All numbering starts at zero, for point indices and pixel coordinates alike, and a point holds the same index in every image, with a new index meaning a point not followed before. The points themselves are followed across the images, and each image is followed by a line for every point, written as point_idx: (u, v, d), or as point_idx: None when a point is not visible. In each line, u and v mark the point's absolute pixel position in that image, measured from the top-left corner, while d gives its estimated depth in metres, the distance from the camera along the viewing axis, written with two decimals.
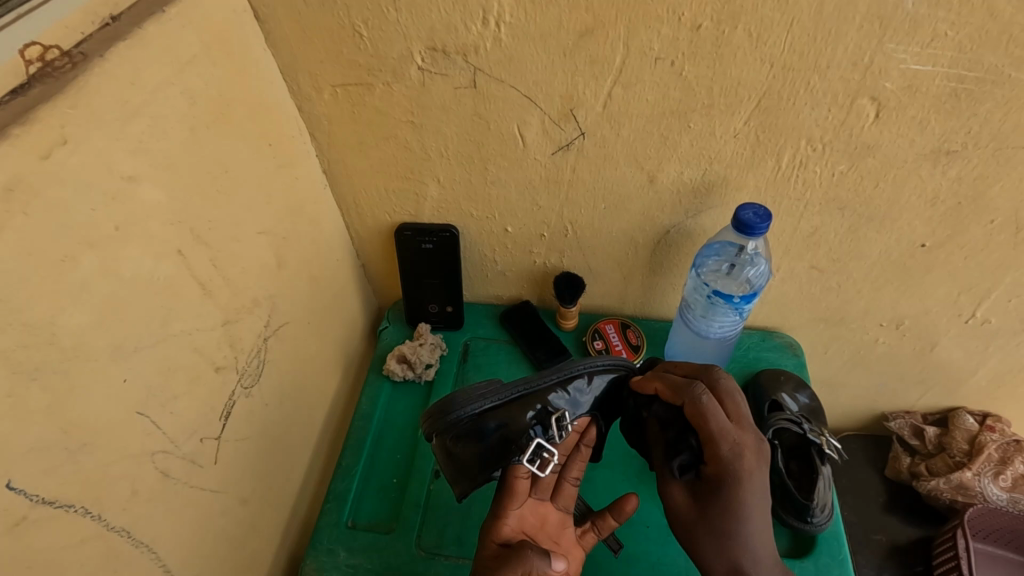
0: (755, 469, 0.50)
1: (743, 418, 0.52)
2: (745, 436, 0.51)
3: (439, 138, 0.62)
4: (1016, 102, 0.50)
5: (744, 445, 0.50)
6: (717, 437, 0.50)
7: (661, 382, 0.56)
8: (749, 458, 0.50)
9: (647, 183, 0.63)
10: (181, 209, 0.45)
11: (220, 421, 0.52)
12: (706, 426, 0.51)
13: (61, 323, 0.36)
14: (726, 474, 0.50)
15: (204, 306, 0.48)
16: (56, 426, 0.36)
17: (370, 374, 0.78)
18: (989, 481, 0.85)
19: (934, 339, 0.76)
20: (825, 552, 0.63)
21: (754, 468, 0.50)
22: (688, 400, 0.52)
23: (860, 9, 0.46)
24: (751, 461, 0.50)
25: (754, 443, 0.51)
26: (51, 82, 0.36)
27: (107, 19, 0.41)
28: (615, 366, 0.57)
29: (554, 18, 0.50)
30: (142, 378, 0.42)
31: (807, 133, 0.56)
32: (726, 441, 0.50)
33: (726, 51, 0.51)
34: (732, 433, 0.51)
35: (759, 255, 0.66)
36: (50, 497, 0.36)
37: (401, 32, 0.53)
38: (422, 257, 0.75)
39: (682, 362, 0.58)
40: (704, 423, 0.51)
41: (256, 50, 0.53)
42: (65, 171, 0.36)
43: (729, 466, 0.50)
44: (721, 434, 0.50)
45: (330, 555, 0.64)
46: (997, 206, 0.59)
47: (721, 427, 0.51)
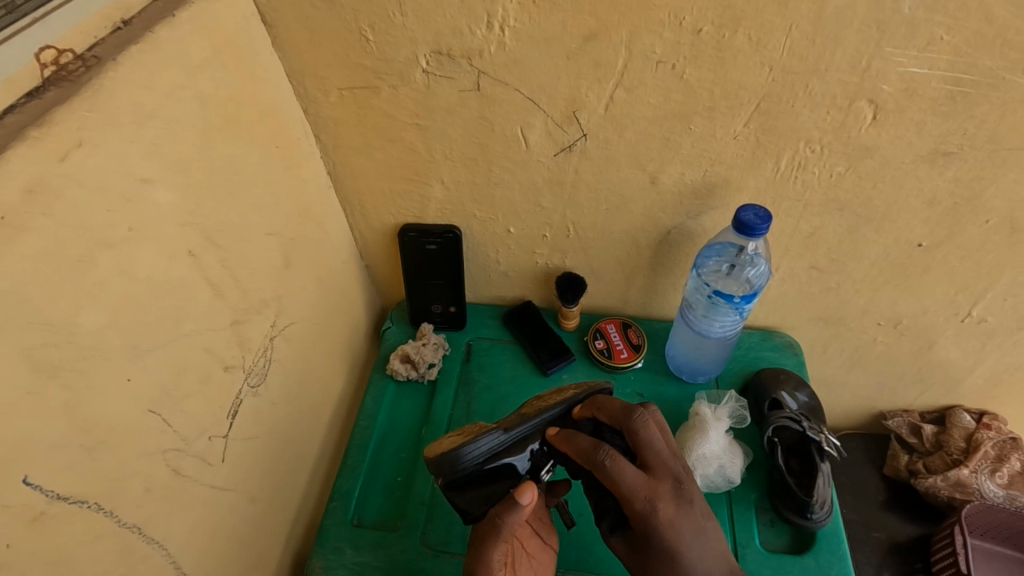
0: (675, 516, 0.50)
1: (653, 466, 0.52)
2: (657, 488, 0.51)
3: (444, 140, 0.63)
4: (1012, 105, 0.51)
5: (660, 495, 0.50)
6: (630, 496, 0.50)
7: (569, 443, 0.53)
8: (664, 508, 0.50)
9: (649, 184, 0.64)
10: (193, 210, 0.46)
11: (229, 420, 0.52)
12: (619, 485, 0.51)
13: (78, 323, 0.36)
14: (647, 527, 0.50)
15: (214, 306, 0.49)
16: (73, 424, 0.37)
17: (374, 374, 0.79)
18: (986, 479, 0.86)
19: (932, 338, 0.77)
20: (825, 548, 0.64)
21: (674, 517, 0.50)
22: (592, 466, 0.51)
23: (858, 13, 0.47)
24: (667, 509, 0.50)
25: (671, 487, 0.51)
26: (68, 85, 0.37)
27: (119, 23, 0.41)
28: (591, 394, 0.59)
29: (558, 22, 0.51)
30: (155, 376, 0.43)
31: (807, 135, 0.56)
32: (639, 496, 0.50)
33: (728, 54, 0.51)
34: (642, 489, 0.50)
35: (759, 255, 0.67)
36: (68, 493, 0.36)
37: (408, 36, 0.54)
38: (425, 258, 0.76)
39: (604, 404, 0.56)
40: (615, 486, 0.51)
41: (264, 54, 0.54)
42: (81, 173, 0.36)
43: (646, 520, 0.50)
44: (632, 492, 0.50)
45: (337, 554, 0.64)
46: (993, 207, 0.60)
47: (633, 483, 0.50)
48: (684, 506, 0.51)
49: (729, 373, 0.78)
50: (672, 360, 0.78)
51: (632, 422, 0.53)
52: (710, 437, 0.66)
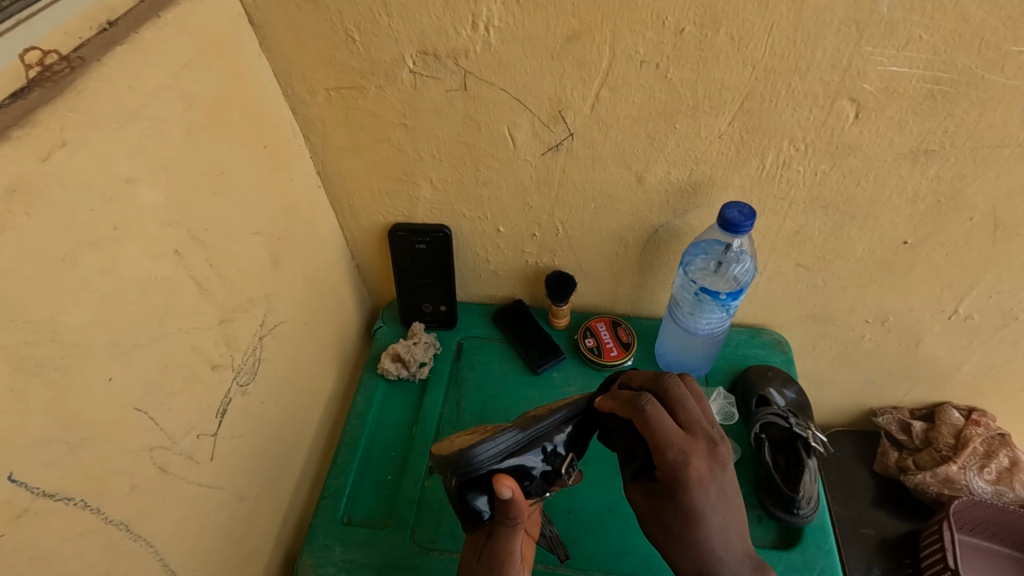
0: (705, 473, 0.52)
1: (703, 432, 0.53)
2: (695, 444, 0.52)
3: (431, 140, 0.63)
4: (991, 103, 0.52)
5: (695, 450, 0.52)
6: (666, 443, 0.51)
7: (613, 399, 0.54)
8: (697, 463, 0.52)
9: (636, 183, 0.64)
10: (178, 210, 0.46)
11: (216, 419, 0.52)
12: (656, 433, 0.51)
13: (61, 321, 0.37)
14: (679, 476, 0.51)
15: (201, 305, 0.49)
16: (57, 421, 0.37)
17: (364, 373, 0.79)
18: (975, 475, 0.87)
19: (919, 335, 0.78)
20: (811, 543, 0.65)
21: (705, 474, 0.52)
22: (634, 413, 0.52)
23: (837, 13, 0.48)
24: (700, 466, 0.52)
25: (705, 447, 0.53)
26: (51, 86, 0.37)
27: (104, 24, 0.42)
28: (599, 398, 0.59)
29: (542, 23, 0.52)
30: (141, 374, 0.43)
31: (789, 134, 0.57)
32: (674, 447, 0.51)
33: (709, 53, 0.52)
34: (682, 446, 0.51)
35: (744, 253, 0.68)
36: (51, 489, 0.37)
37: (393, 36, 0.54)
38: (415, 257, 0.76)
39: (635, 373, 0.57)
40: (652, 433, 0.51)
41: (251, 55, 0.55)
42: (64, 172, 0.37)
43: (677, 472, 0.51)
44: (670, 442, 0.51)
45: (327, 551, 0.65)
46: (976, 204, 0.60)
47: (676, 446, 0.51)
48: (714, 469, 0.52)
49: (718, 370, 0.78)
50: (662, 358, 0.78)
51: (665, 381, 0.54)
52: None
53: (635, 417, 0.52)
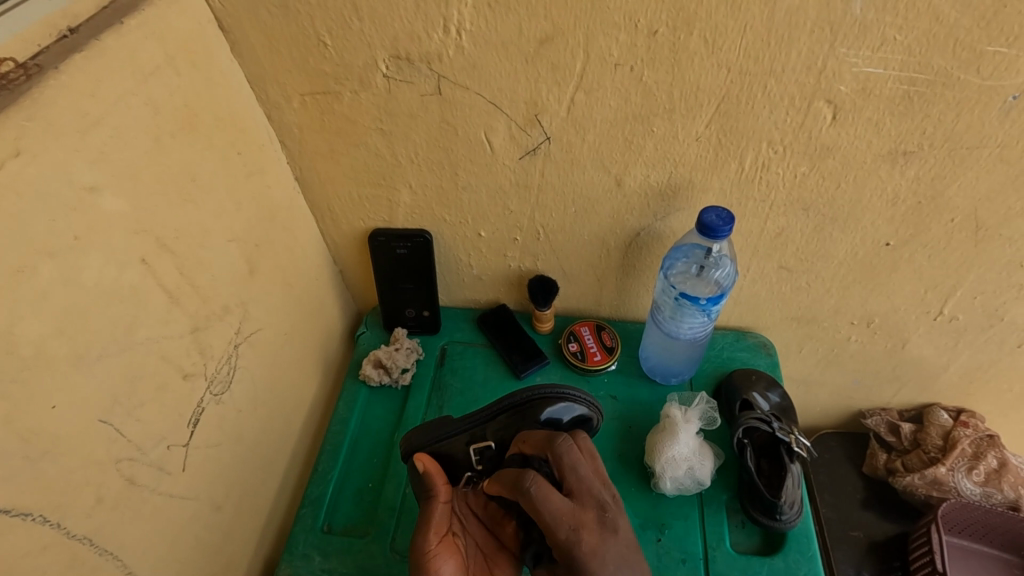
0: (598, 546, 0.46)
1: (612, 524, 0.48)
2: (584, 515, 0.48)
3: (408, 144, 0.63)
4: (967, 103, 0.52)
5: (584, 522, 0.47)
6: (554, 523, 0.47)
7: (499, 482, 0.52)
8: (586, 538, 0.47)
9: (615, 186, 0.64)
10: (145, 218, 0.46)
11: (190, 428, 0.52)
12: (544, 512, 0.48)
13: (19, 332, 0.36)
14: (569, 558, 0.46)
15: (171, 313, 0.49)
16: (15, 435, 0.36)
17: (347, 379, 0.79)
18: (963, 477, 0.86)
19: (905, 336, 0.77)
20: (794, 549, 0.64)
21: (597, 546, 0.46)
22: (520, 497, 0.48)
23: (809, 14, 0.48)
24: (590, 538, 0.47)
25: (595, 518, 0.48)
26: (8, 94, 0.37)
27: (65, 31, 0.41)
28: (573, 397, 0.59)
29: (514, 26, 0.51)
30: (106, 385, 0.43)
31: (767, 136, 0.57)
32: (564, 525, 0.47)
33: (683, 56, 0.52)
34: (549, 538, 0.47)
35: (724, 256, 0.68)
36: (8, 505, 0.36)
37: (365, 41, 0.54)
38: (396, 261, 0.75)
39: (529, 434, 0.56)
40: (540, 515, 0.48)
41: (222, 60, 0.54)
42: (21, 182, 0.36)
43: (569, 549, 0.46)
44: (558, 519, 0.47)
45: (306, 560, 0.64)
46: (956, 205, 0.60)
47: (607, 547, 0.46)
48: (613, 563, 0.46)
49: (702, 374, 0.78)
50: (645, 362, 0.78)
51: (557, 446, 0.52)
52: (680, 439, 0.66)
53: (522, 501, 0.48)
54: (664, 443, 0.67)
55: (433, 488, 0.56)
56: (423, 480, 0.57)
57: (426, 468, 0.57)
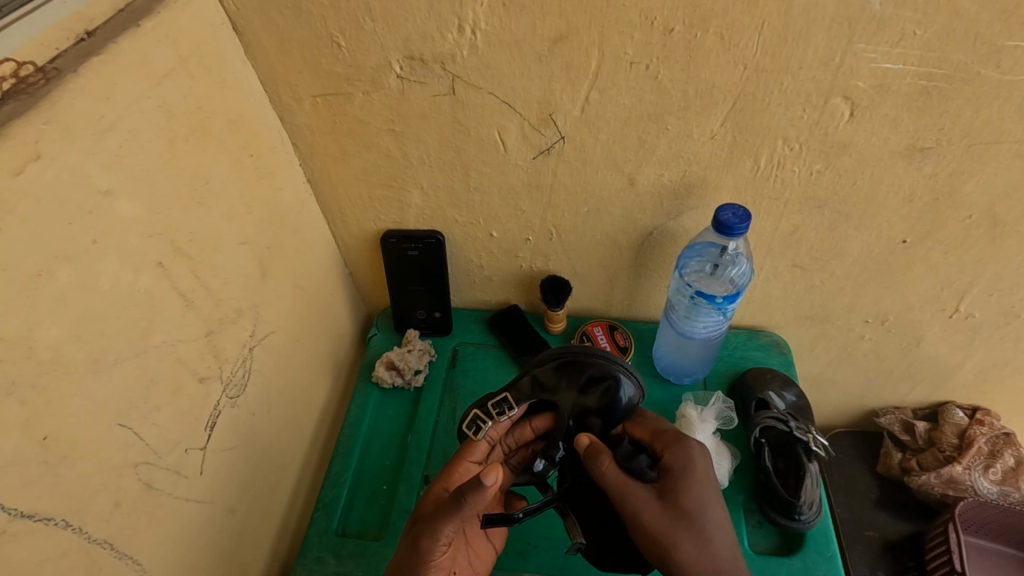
0: (687, 458, 0.54)
1: (687, 466, 0.54)
2: (676, 449, 0.55)
3: (420, 145, 0.62)
4: (986, 98, 0.51)
5: (669, 442, 0.56)
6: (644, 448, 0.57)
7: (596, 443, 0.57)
8: (671, 454, 0.55)
9: (628, 186, 0.63)
10: (160, 221, 0.46)
11: (205, 432, 0.52)
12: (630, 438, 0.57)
13: (38, 337, 0.36)
14: (670, 471, 0.54)
15: (186, 316, 0.49)
16: (33, 441, 0.36)
17: (359, 381, 0.78)
18: (979, 475, 0.85)
19: (919, 334, 0.76)
20: (813, 549, 0.64)
21: (684, 457, 0.54)
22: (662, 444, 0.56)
23: (827, 9, 0.47)
24: (676, 452, 0.55)
25: (674, 436, 0.56)
26: (25, 98, 0.37)
27: (82, 35, 0.41)
28: (566, 355, 0.58)
29: (527, 25, 0.51)
30: (123, 389, 0.42)
31: (782, 133, 0.56)
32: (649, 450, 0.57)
33: (699, 53, 0.51)
34: (623, 481, 0.52)
35: (740, 255, 0.67)
36: (30, 510, 0.36)
37: (378, 42, 0.54)
38: (407, 263, 0.75)
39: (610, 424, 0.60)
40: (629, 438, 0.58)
41: (235, 63, 0.54)
42: (39, 187, 0.36)
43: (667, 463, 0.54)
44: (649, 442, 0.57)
45: (321, 564, 0.64)
46: (973, 201, 0.59)
47: (694, 472, 0.53)
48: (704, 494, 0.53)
49: (716, 374, 0.77)
50: (659, 361, 0.78)
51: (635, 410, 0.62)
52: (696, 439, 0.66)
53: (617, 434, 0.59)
54: None
55: (469, 504, 0.48)
56: (466, 495, 0.47)
57: (488, 487, 0.46)
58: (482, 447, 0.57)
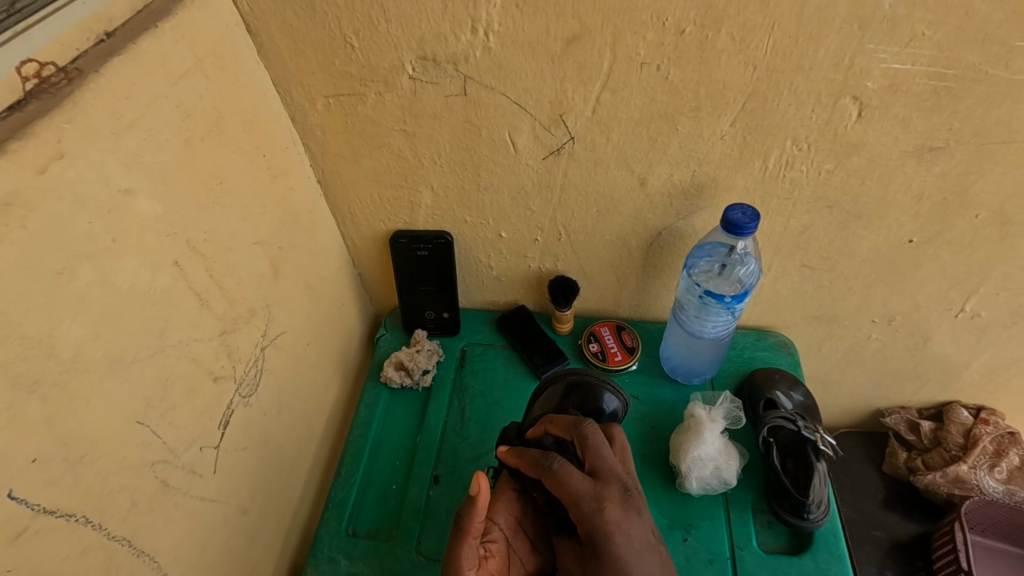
0: (620, 519, 0.46)
1: (570, 476, 0.48)
2: (610, 488, 0.47)
3: (431, 145, 0.63)
4: (996, 99, 0.51)
5: (608, 496, 0.46)
6: (585, 492, 0.47)
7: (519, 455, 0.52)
8: (610, 510, 0.46)
9: (638, 186, 0.64)
10: (177, 220, 0.46)
11: (219, 431, 0.52)
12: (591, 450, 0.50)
13: (60, 335, 0.36)
14: (592, 529, 0.46)
15: (202, 315, 0.49)
16: (57, 439, 0.36)
17: (368, 381, 0.79)
18: (985, 474, 0.86)
19: (927, 334, 0.77)
20: (824, 548, 0.64)
21: (619, 519, 0.46)
22: (540, 473, 0.49)
23: (839, 11, 0.48)
24: (613, 511, 0.46)
25: (619, 494, 0.47)
26: (49, 97, 0.37)
27: (101, 35, 0.42)
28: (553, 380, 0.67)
29: (541, 26, 0.51)
30: (141, 387, 0.43)
31: (793, 133, 0.56)
32: (586, 501, 0.46)
33: (711, 54, 0.52)
34: (586, 491, 0.47)
35: (748, 254, 0.68)
36: (53, 506, 0.36)
37: (392, 42, 0.54)
38: (416, 263, 0.75)
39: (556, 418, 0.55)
40: (564, 487, 0.48)
41: (249, 64, 0.54)
42: (62, 185, 0.36)
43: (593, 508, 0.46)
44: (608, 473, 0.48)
45: (332, 564, 0.64)
46: (982, 201, 0.60)
47: (580, 487, 0.47)
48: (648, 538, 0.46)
49: (723, 374, 0.78)
50: (666, 362, 0.78)
51: (583, 428, 0.52)
52: (705, 439, 0.66)
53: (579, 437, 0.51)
54: (688, 443, 0.66)
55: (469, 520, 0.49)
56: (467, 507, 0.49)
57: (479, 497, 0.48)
58: (543, 431, 0.56)
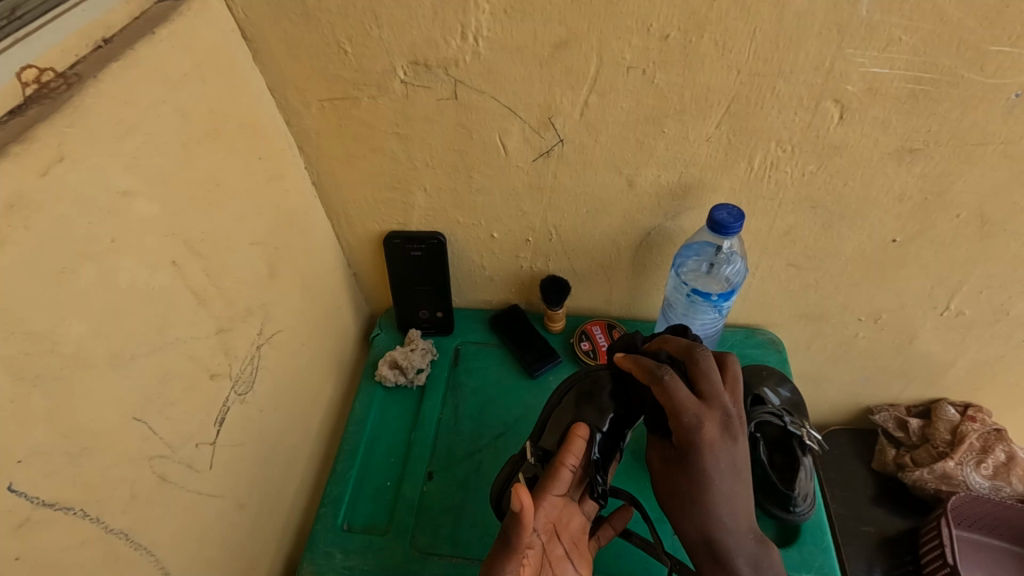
0: (717, 438, 0.52)
1: (708, 374, 0.54)
2: (709, 414, 0.52)
3: (424, 148, 0.64)
4: (972, 101, 0.53)
5: (708, 417, 0.52)
6: (680, 411, 0.52)
7: (633, 361, 0.56)
8: (709, 428, 0.52)
9: (627, 187, 0.65)
10: (175, 221, 0.47)
11: (215, 427, 0.53)
12: (674, 395, 0.52)
13: (61, 332, 0.37)
14: (692, 443, 0.52)
15: (199, 314, 0.50)
16: (57, 433, 0.37)
17: (363, 380, 0.80)
18: (971, 470, 0.87)
19: (913, 331, 0.78)
20: (809, 541, 0.65)
21: (717, 439, 0.52)
22: (652, 379, 0.54)
23: (817, 17, 0.49)
24: (711, 432, 0.52)
25: (720, 419, 0.52)
26: (49, 102, 0.38)
27: (100, 41, 0.43)
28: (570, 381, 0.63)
29: (529, 31, 0.53)
30: (139, 384, 0.44)
31: (776, 135, 0.58)
32: (688, 413, 0.52)
33: (695, 58, 0.53)
34: (694, 405, 0.52)
35: (735, 253, 0.70)
36: (51, 499, 0.37)
37: (384, 48, 0.56)
38: (410, 263, 0.77)
39: (671, 340, 0.58)
40: (668, 400, 0.52)
41: (245, 68, 0.56)
42: (62, 187, 0.37)
43: (693, 436, 0.51)
44: (685, 405, 0.52)
45: (328, 558, 0.65)
46: (962, 201, 0.61)
47: (686, 400, 0.52)
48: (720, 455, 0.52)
49: None
50: None
51: (694, 354, 0.55)
52: None
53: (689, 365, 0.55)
54: None
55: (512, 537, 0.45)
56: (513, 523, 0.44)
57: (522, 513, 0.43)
58: (581, 442, 0.54)
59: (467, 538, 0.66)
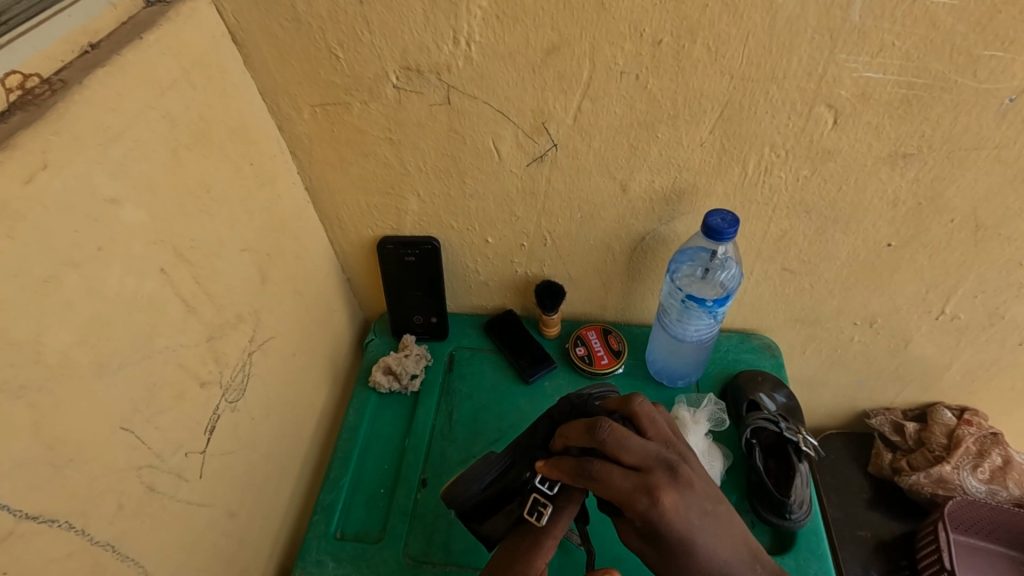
0: (676, 503, 0.48)
1: (622, 443, 0.50)
2: (652, 479, 0.48)
3: (418, 153, 0.64)
4: (964, 106, 0.53)
5: (658, 486, 0.48)
6: (626, 499, 0.48)
7: (557, 467, 0.52)
8: (665, 497, 0.48)
9: (620, 192, 0.65)
10: (163, 228, 0.47)
11: (206, 436, 0.52)
12: (622, 458, 0.50)
13: (46, 341, 0.37)
14: (655, 523, 0.48)
15: (188, 322, 0.49)
16: (41, 443, 0.37)
17: (357, 386, 0.79)
18: (968, 474, 0.87)
19: (908, 336, 0.78)
20: (804, 547, 0.65)
21: (677, 502, 0.48)
22: (581, 482, 0.50)
23: (809, 23, 0.49)
24: (669, 498, 0.48)
25: (665, 476, 0.49)
26: (34, 110, 0.38)
27: (87, 47, 0.43)
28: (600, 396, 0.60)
29: (520, 36, 0.53)
30: (126, 394, 0.43)
31: (769, 140, 0.58)
32: (637, 497, 0.48)
33: (687, 64, 0.53)
34: (632, 483, 0.48)
35: (730, 259, 0.69)
36: (36, 512, 0.37)
37: (375, 53, 0.55)
38: (404, 269, 0.76)
39: (568, 428, 0.54)
40: (606, 491, 0.49)
41: (235, 74, 0.55)
42: (47, 194, 0.37)
43: (652, 516, 0.48)
44: (627, 490, 0.48)
45: (320, 567, 0.64)
46: (955, 205, 0.61)
47: (620, 484, 0.48)
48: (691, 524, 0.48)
49: (708, 376, 0.79)
50: (652, 365, 0.79)
51: (597, 434, 0.51)
52: (689, 441, 0.68)
53: (601, 446, 0.51)
54: None
55: None
56: None
57: None
58: None
59: (461, 546, 0.65)
